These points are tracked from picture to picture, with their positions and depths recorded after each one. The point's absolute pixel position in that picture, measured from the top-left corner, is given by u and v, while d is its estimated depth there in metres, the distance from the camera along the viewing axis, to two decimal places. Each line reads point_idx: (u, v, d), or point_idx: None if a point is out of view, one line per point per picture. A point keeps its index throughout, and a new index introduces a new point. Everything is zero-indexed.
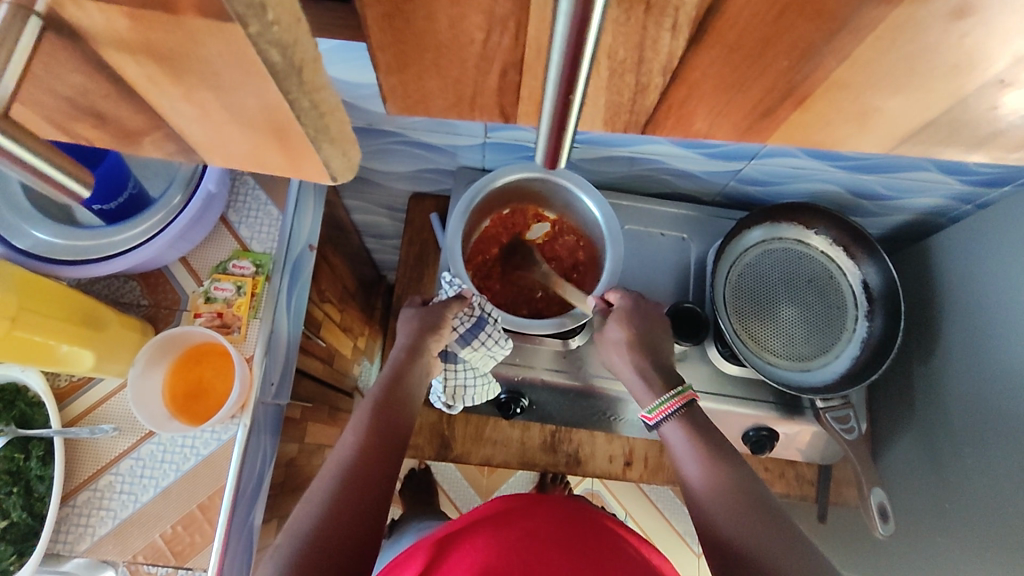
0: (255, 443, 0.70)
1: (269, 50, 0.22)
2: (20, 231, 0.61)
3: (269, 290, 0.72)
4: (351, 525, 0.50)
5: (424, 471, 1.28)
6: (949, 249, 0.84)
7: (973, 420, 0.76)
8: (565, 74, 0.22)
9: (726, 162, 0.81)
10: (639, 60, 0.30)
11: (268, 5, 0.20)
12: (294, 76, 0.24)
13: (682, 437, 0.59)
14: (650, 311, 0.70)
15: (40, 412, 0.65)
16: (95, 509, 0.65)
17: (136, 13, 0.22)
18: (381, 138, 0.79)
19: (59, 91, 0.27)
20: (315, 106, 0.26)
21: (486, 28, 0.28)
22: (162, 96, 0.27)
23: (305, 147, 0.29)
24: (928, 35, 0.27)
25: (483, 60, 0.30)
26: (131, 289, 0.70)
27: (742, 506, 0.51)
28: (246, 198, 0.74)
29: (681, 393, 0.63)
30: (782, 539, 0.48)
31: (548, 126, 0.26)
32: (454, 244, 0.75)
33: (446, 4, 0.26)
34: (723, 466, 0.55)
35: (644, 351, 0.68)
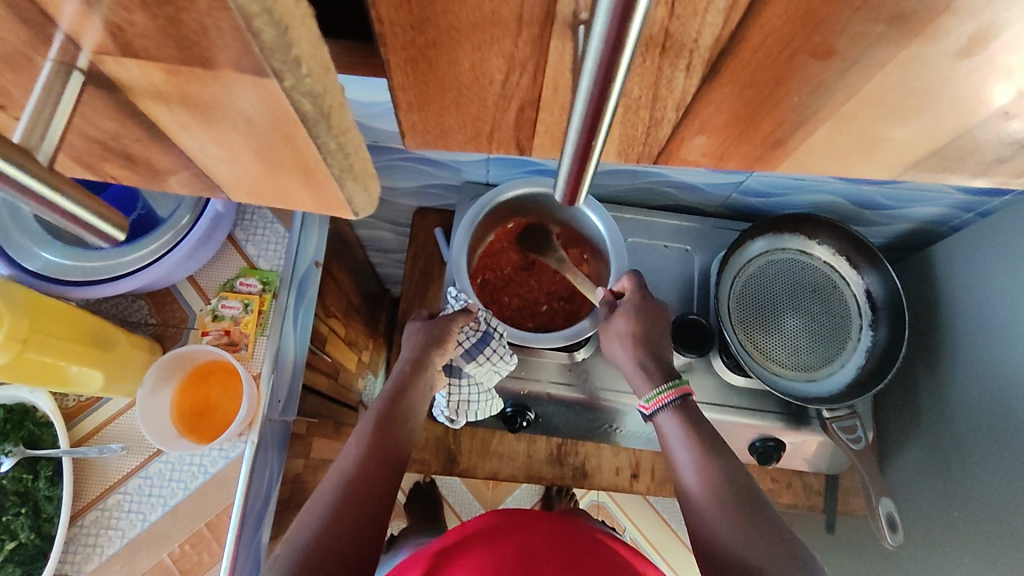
0: (263, 460, 0.70)
1: (301, 100, 0.22)
2: (29, 252, 0.61)
3: (275, 307, 0.72)
4: (351, 537, 0.50)
5: (428, 484, 1.28)
6: (952, 261, 0.84)
7: (980, 431, 0.76)
8: (586, 121, 0.23)
9: (728, 176, 0.82)
10: (654, 97, 0.30)
11: (302, 60, 0.20)
12: (322, 121, 0.24)
13: (678, 427, 0.58)
14: (657, 309, 0.67)
15: (48, 432, 0.66)
16: (103, 528, 0.65)
17: (176, 69, 0.22)
18: (387, 156, 0.80)
19: (93, 136, 0.28)
20: (342, 147, 0.26)
21: (506, 70, 0.28)
22: (193, 139, 0.28)
23: (329, 185, 0.29)
24: (936, 70, 0.27)
25: (502, 99, 0.31)
26: (139, 308, 0.71)
27: (729, 502, 0.51)
28: (253, 217, 0.75)
29: (681, 385, 0.61)
30: (766, 541, 0.48)
31: (567, 162, 0.26)
32: (459, 259, 0.75)
33: (468, 49, 0.27)
34: (717, 462, 0.55)
35: (647, 344, 0.64)
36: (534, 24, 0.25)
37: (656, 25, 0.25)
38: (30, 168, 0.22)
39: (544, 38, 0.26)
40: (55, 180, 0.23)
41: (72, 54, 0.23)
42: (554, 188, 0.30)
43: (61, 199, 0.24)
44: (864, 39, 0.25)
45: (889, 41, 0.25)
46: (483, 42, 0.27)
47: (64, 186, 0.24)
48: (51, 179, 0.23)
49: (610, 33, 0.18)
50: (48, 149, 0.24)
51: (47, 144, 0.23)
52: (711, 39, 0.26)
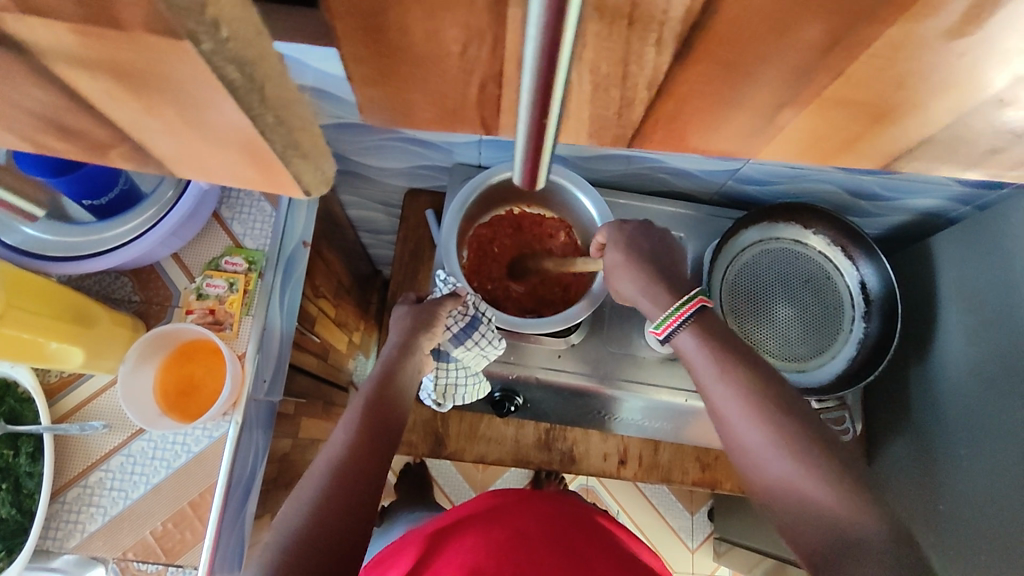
0: (247, 439, 0.70)
1: (227, 67, 0.22)
2: (9, 227, 0.60)
3: (261, 287, 0.71)
4: (337, 524, 0.50)
5: (418, 466, 1.29)
6: (947, 252, 0.84)
7: (969, 425, 0.76)
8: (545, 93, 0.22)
9: (723, 162, 0.81)
10: (624, 75, 0.29)
11: (221, 22, 0.20)
12: (255, 92, 0.24)
13: (698, 346, 0.54)
14: (651, 235, 0.63)
15: (29, 408, 0.65)
16: (85, 505, 0.65)
17: (87, 30, 0.21)
18: (376, 135, 0.79)
19: (21, 105, 0.26)
20: (281, 121, 0.25)
21: (464, 41, 0.27)
22: (121, 110, 0.26)
23: (280, 169, 0.29)
24: (928, 53, 0.26)
25: (465, 72, 0.29)
26: (123, 285, 0.70)
27: (771, 418, 0.49)
28: (239, 195, 0.73)
29: (692, 299, 0.56)
30: (807, 457, 0.47)
31: (522, 147, 0.26)
32: (449, 242, 0.74)
33: (421, 16, 0.26)
34: (750, 376, 0.51)
35: (648, 265, 0.60)
36: None
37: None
38: None
39: (502, 5, 0.25)
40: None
41: None
42: (513, 173, 0.29)
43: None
44: (852, 16, 0.24)
45: (876, 18, 0.24)
46: (437, 8, 0.25)
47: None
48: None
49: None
50: None
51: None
52: (682, 11, 0.24)
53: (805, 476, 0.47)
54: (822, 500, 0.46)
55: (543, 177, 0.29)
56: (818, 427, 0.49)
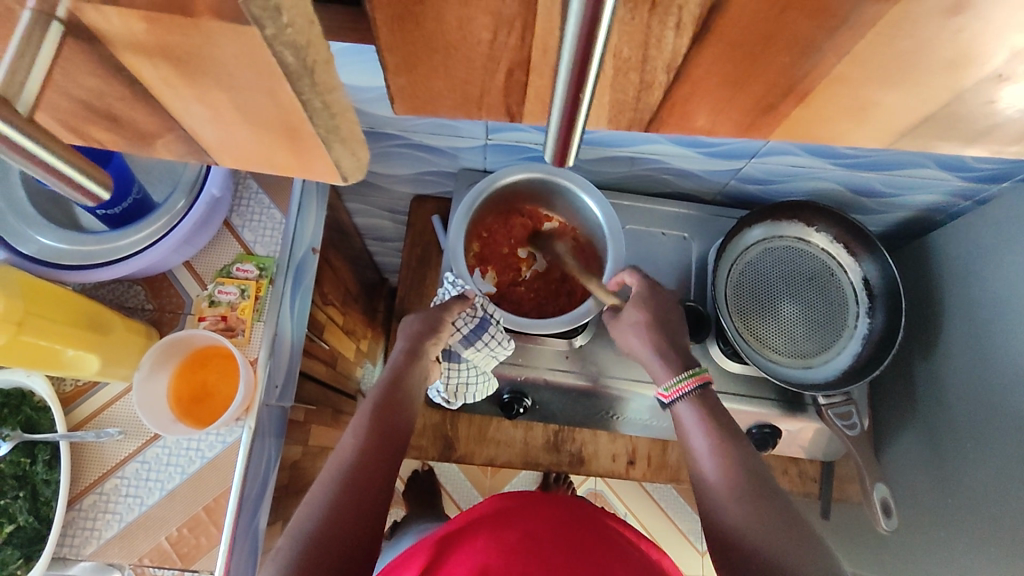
0: (259, 447, 0.70)
1: (284, 52, 0.22)
2: (25, 237, 0.61)
3: (272, 293, 0.72)
4: (350, 526, 0.50)
5: (426, 473, 1.29)
6: (950, 247, 0.85)
7: (975, 417, 0.77)
8: (574, 73, 0.23)
9: (726, 162, 0.82)
10: (644, 58, 0.28)
11: (283, 8, 0.20)
12: (306, 77, 0.24)
13: (695, 415, 0.60)
14: (666, 300, 0.70)
15: (45, 416, 0.65)
16: (101, 512, 0.66)
17: (154, 16, 0.22)
18: (385, 142, 0.80)
19: (75, 95, 0.27)
20: (326, 106, 0.25)
21: (493, 28, 0.28)
22: (177, 96, 0.27)
23: (317, 145, 0.28)
24: (923, 29, 0.26)
25: (490, 62, 0.30)
26: (136, 293, 0.71)
27: (745, 482, 0.53)
28: (249, 203, 0.74)
29: (697, 374, 0.62)
30: (761, 508, 0.50)
31: (556, 120, 0.27)
32: (457, 244, 0.75)
33: (455, 5, 0.27)
34: (732, 447, 0.56)
35: (663, 332, 0.67)
36: None
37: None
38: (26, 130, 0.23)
39: None
40: (32, 131, 0.24)
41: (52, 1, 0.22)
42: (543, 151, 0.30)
43: (47, 154, 0.24)
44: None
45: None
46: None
47: (44, 139, 0.24)
48: (39, 137, 0.24)
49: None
50: (26, 99, 0.24)
51: (27, 93, 0.24)
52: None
53: (769, 535, 0.48)
54: (766, 547, 0.47)
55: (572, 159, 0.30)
56: (781, 500, 0.51)
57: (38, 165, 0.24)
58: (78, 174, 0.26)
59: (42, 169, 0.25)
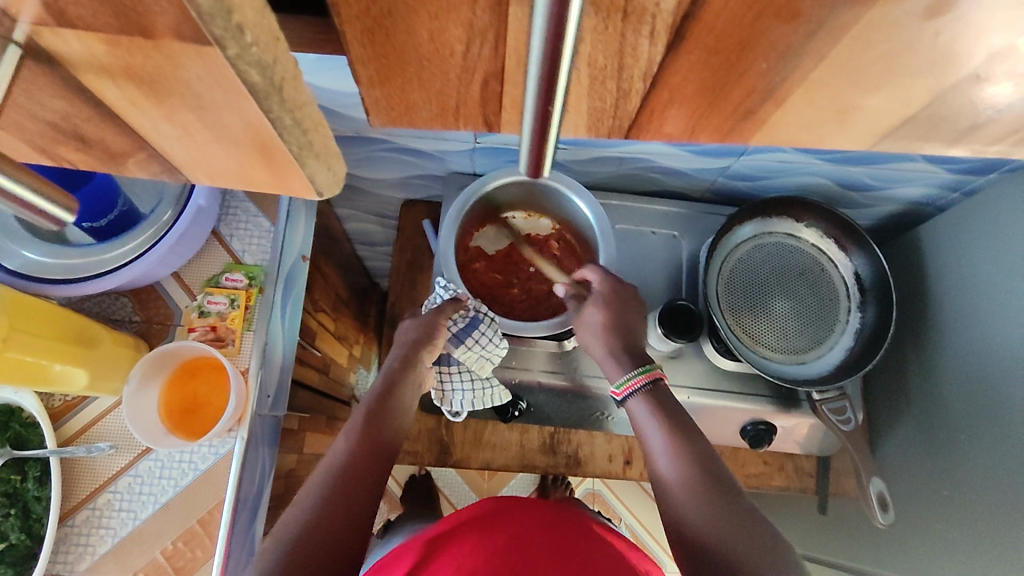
0: (252, 457, 0.70)
1: (249, 70, 0.22)
2: (9, 252, 0.60)
3: (262, 302, 0.72)
4: (335, 533, 0.50)
5: (423, 476, 1.29)
6: (940, 239, 0.85)
7: (969, 408, 0.77)
8: (547, 83, 0.23)
9: (713, 159, 0.82)
10: (620, 66, 0.30)
11: (244, 28, 0.21)
12: (274, 94, 0.24)
13: (648, 411, 0.59)
14: (625, 296, 0.69)
15: (35, 433, 0.65)
16: (94, 527, 0.65)
17: (115, 40, 0.22)
18: (371, 146, 0.80)
19: (42, 118, 0.26)
20: (297, 123, 0.26)
21: (466, 40, 0.28)
22: (142, 116, 0.27)
23: (291, 165, 0.29)
24: (904, 33, 0.26)
25: (465, 72, 0.30)
26: (123, 305, 0.70)
27: (702, 481, 0.52)
28: (236, 211, 0.74)
29: (649, 370, 0.61)
30: (719, 509, 0.50)
31: (527, 133, 0.28)
32: (446, 249, 0.75)
33: (425, 18, 0.26)
34: (687, 444, 0.56)
35: (619, 332, 0.65)
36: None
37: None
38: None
39: (502, 6, 0.25)
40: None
41: (8, 25, 0.21)
42: (518, 162, 0.32)
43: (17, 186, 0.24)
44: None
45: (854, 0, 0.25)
46: (439, 10, 0.26)
47: (13, 172, 0.24)
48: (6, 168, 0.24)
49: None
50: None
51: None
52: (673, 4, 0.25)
53: (732, 539, 0.48)
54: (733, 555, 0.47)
55: (548, 166, 0.31)
56: (739, 497, 0.52)
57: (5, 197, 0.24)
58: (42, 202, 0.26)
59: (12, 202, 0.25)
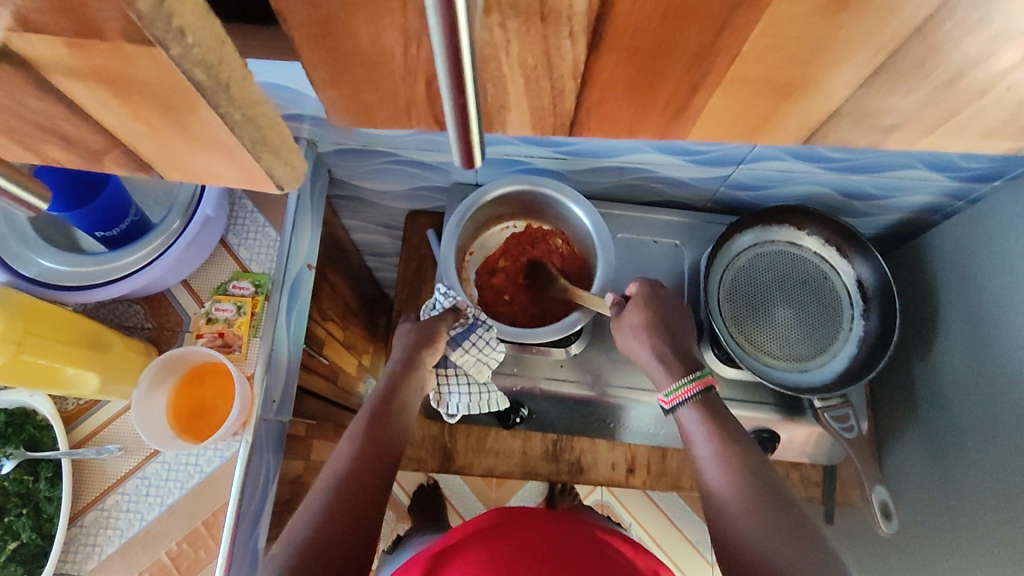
0: (257, 461, 0.71)
1: (195, 69, 0.24)
2: (26, 259, 0.63)
3: (268, 309, 0.74)
4: (343, 533, 0.51)
5: (432, 486, 1.33)
6: (945, 246, 0.85)
7: (976, 415, 0.76)
8: (453, 83, 0.25)
9: (714, 168, 0.82)
10: (546, 65, 0.32)
11: (186, 31, 0.23)
12: (223, 91, 0.26)
13: (697, 418, 0.61)
14: (666, 301, 0.71)
15: (47, 435, 0.67)
16: (102, 528, 0.67)
17: (75, 42, 0.24)
18: (376, 158, 0.82)
19: (26, 116, 0.29)
20: (247, 117, 0.28)
21: (403, 43, 0.30)
22: (111, 114, 0.29)
23: (249, 160, 0.32)
24: None
25: (407, 74, 0.33)
26: (135, 313, 0.72)
27: (755, 492, 0.54)
28: (244, 221, 0.76)
29: (698, 378, 0.63)
30: (770, 519, 0.52)
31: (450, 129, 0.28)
32: (448, 257, 0.76)
33: (364, 23, 0.29)
34: (737, 451, 0.57)
35: (664, 335, 0.68)
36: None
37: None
38: None
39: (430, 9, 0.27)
40: None
41: None
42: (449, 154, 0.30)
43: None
44: None
45: None
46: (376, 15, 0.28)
47: None
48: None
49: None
50: None
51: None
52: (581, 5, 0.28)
53: (783, 546, 0.49)
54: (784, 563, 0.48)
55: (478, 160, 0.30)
56: (789, 506, 0.53)
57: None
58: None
59: None
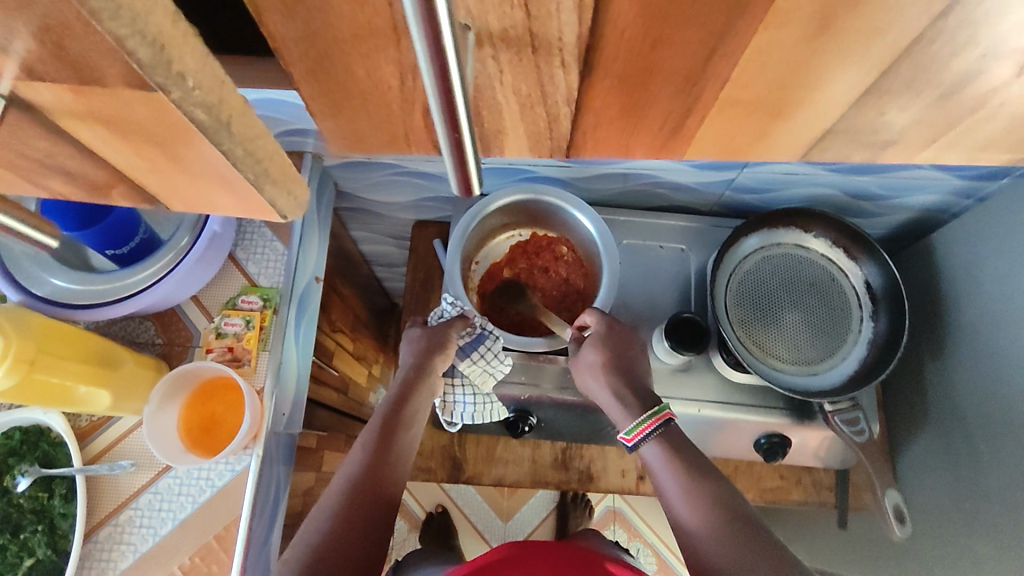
0: (268, 473, 0.72)
1: (195, 110, 0.27)
2: (39, 279, 0.64)
3: (276, 322, 0.74)
4: (354, 539, 0.51)
5: (441, 514, 1.31)
6: (955, 245, 0.84)
7: (988, 415, 0.75)
8: (448, 117, 0.26)
9: (717, 173, 0.82)
10: (544, 94, 0.36)
11: (185, 74, 0.25)
12: (223, 130, 0.29)
13: (661, 456, 0.59)
14: (626, 334, 0.70)
15: (61, 452, 0.68)
16: (116, 543, 0.67)
17: (78, 89, 0.26)
18: (380, 170, 0.83)
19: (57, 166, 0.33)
20: (248, 155, 0.31)
21: (400, 74, 0.33)
22: (116, 151, 0.32)
23: (251, 189, 0.35)
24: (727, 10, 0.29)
25: (405, 103, 0.37)
26: (146, 329, 0.73)
27: (727, 527, 0.51)
28: (252, 236, 0.77)
29: (656, 413, 0.61)
30: (744, 552, 0.49)
31: (447, 157, 0.30)
32: (453, 267, 0.76)
33: (361, 58, 0.32)
34: (705, 484, 0.55)
35: (619, 372, 0.67)
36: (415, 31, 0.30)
37: (519, 26, 0.30)
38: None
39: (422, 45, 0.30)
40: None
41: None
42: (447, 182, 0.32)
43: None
44: None
45: None
46: (372, 50, 0.31)
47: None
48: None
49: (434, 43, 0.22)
50: None
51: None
52: (573, 38, 0.31)
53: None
54: None
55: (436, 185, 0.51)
56: (761, 536, 0.50)
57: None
58: (11, 222, 0.30)
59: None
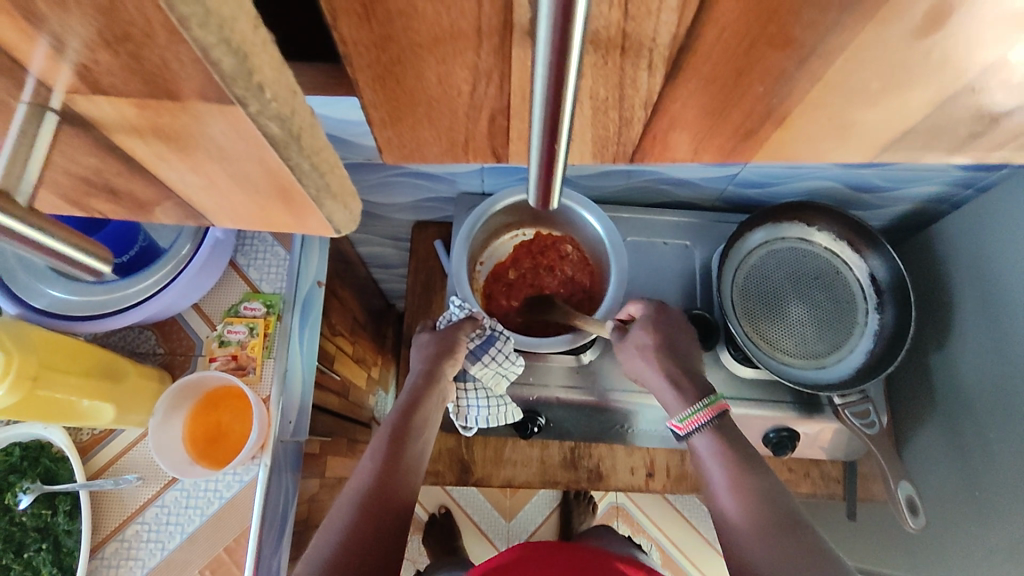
0: (276, 482, 0.70)
1: (270, 124, 0.26)
2: (36, 291, 0.62)
3: (280, 329, 0.73)
4: (367, 550, 0.50)
5: (444, 516, 1.30)
6: (956, 236, 0.85)
7: (994, 405, 0.76)
8: (547, 127, 0.25)
9: (721, 168, 0.82)
10: (622, 97, 0.34)
11: (265, 85, 0.24)
12: (293, 143, 0.27)
13: (712, 447, 0.59)
14: (675, 321, 0.71)
15: (64, 467, 0.66)
16: (123, 559, 0.66)
17: (143, 102, 0.26)
18: (381, 172, 0.81)
19: (76, 172, 0.32)
20: (315, 167, 0.29)
21: (473, 80, 0.33)
22: (171, 168, 0.32)
23: (311, 207, 0.33)
24: (802, 15, 0.28)
25: (473, 109, 0.35)
26: (146, 338, 0.72)
27: (772, 521, 0.52)
28: (253, 241, 0.75)
29: (712, 403, 0.62)
30: (786, 546, 0.50)
31: (534, 173, 0.30)
32: (460, 269, 0.75)
33: (434, 63, 0.31)
34: (754, 477, 0.56)
35: (671, 356, 0.67)
36: (493, 34, 0.29)
37: (613, 27, 0.28)
38: (39, 225, 0.26)
39: (503, 48, 0.30)
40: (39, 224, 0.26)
41: (48, 95, 0.26)
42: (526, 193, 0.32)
43: (39, 235, 0.26)
44: None
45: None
46: (447, 56, 0.30)
47: (43, 225, 0.26)
48: (20, 215, 0.25)
49: (556, 38, 0.20)
50: (25, 188, 0.27)
51: (24, 184, 0.26)
52: (667, 39, 0.29)
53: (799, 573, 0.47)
54: None
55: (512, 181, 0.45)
56: (802, 531, 0.51)
57: (28, 244, 0.26)
58: (69, 251, 0.27)
59: (46, 253, 0.27)
